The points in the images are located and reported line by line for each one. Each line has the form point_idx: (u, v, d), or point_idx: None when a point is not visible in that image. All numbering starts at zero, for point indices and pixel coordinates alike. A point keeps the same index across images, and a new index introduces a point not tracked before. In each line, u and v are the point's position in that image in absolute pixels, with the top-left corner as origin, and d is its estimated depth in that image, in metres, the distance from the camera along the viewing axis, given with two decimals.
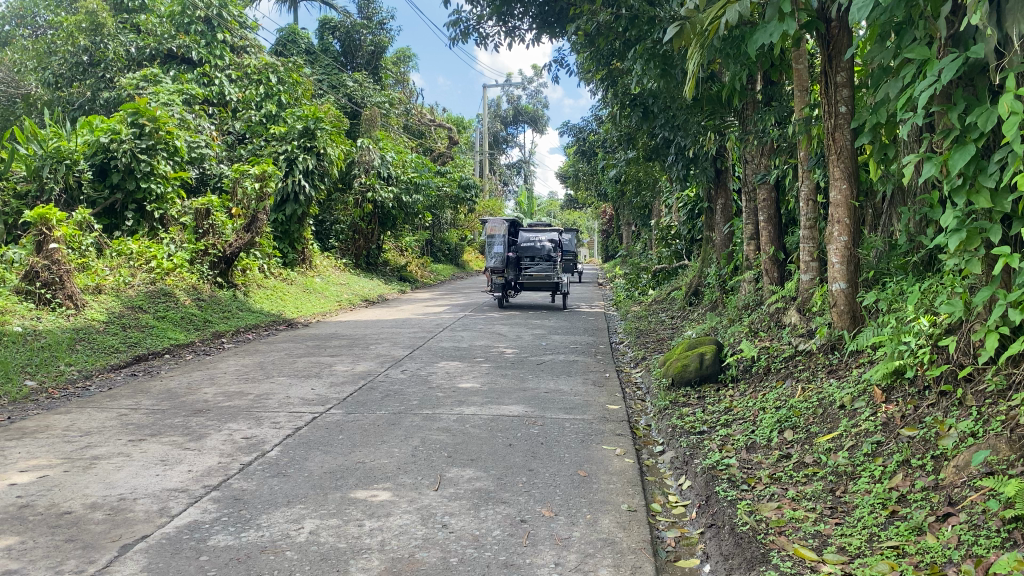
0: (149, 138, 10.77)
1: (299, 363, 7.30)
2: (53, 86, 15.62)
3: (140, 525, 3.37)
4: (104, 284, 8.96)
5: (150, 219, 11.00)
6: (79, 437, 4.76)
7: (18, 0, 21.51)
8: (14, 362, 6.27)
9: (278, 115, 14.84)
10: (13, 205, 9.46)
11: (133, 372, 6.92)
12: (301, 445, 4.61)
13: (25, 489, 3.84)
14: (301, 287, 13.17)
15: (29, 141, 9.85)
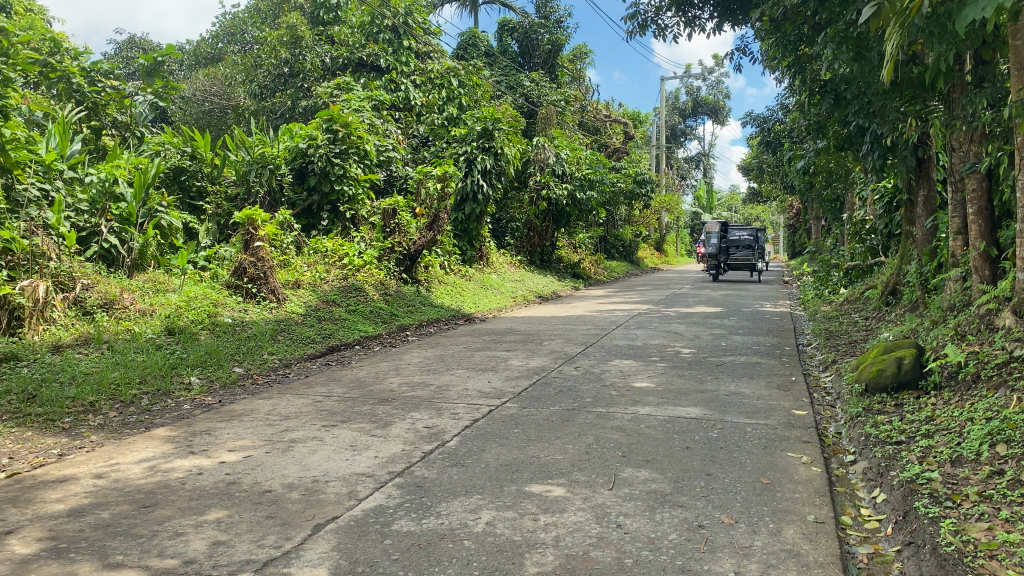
0: (342, 142, 11.44)
1: (477, 357, 7.47)
2: (259, 96, 17.02)
3: (330, 506, 3.56)
4: (303, 279, 9.68)
5: (343, 219, 11.67)
6: (280, 421, 5.12)
7: (229, 19, 23.63)
8: (225, 349, 6.86)
9: (459, 117, 15.30)
10: (225, 207, 10.52)
11: (327, 362, 7.35)
12: (479, 436, 4.71)
13: (233, 466, 4.17)
14: (479, 284, 13.51)
15: (239, 149, 10.96)
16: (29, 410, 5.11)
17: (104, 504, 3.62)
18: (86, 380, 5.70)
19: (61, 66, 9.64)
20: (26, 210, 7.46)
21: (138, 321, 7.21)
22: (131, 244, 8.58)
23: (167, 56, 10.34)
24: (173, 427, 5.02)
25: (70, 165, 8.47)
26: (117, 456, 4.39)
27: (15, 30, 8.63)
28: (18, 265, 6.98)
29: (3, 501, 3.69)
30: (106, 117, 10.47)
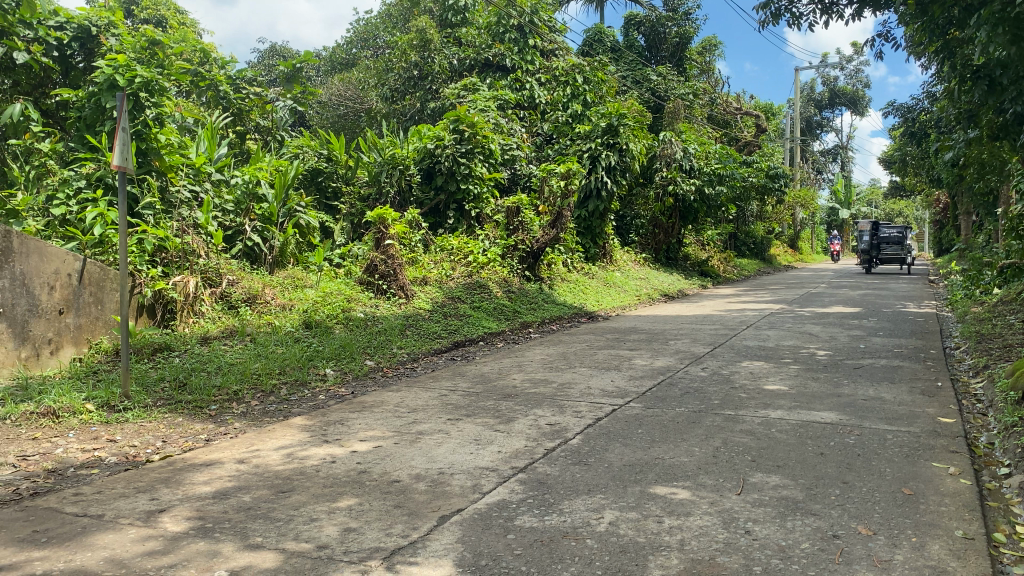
0: (468, 142, 11.63)
1: (601, 355, 7.43)
2: (390, 99, 17.56)
3: (455, 498, 3.62)
4: (429, 276, 9.94)
5: (468, 218, 11.85)
6: (407, 413, 5.25)
7: (363, 25, 24.50)
8: (357, 343, 7.11)
9: (584, 114, 15.21)
10: (358, 207, 10.93)
11: (452, 357, 7.49)
12: (602, 435, 4.67)
13: (364, 456, 4.32)
14: (603, 281, 13.43)
15: (371, 150, 11.34)
16: (181, 397, 5.49)
17: (245, 487, 3.82)
18: (230, 370, 6.06)
19: (210, 74, 10.30)
20: (179, 211, 7.98)
21: (278, 315, 7.63)
22: (272, 242, 9.07)
23: (305, 61, 10.79)
24: (308, 416, 5.25)
25: (218, 168, 8.98)
26: (258, 442, 4.62)
27: (170, 42, 9.24)
28: (171, 262, 7.49)
29: (157, 481, 3.96)
30: (250, 122, 11.05)
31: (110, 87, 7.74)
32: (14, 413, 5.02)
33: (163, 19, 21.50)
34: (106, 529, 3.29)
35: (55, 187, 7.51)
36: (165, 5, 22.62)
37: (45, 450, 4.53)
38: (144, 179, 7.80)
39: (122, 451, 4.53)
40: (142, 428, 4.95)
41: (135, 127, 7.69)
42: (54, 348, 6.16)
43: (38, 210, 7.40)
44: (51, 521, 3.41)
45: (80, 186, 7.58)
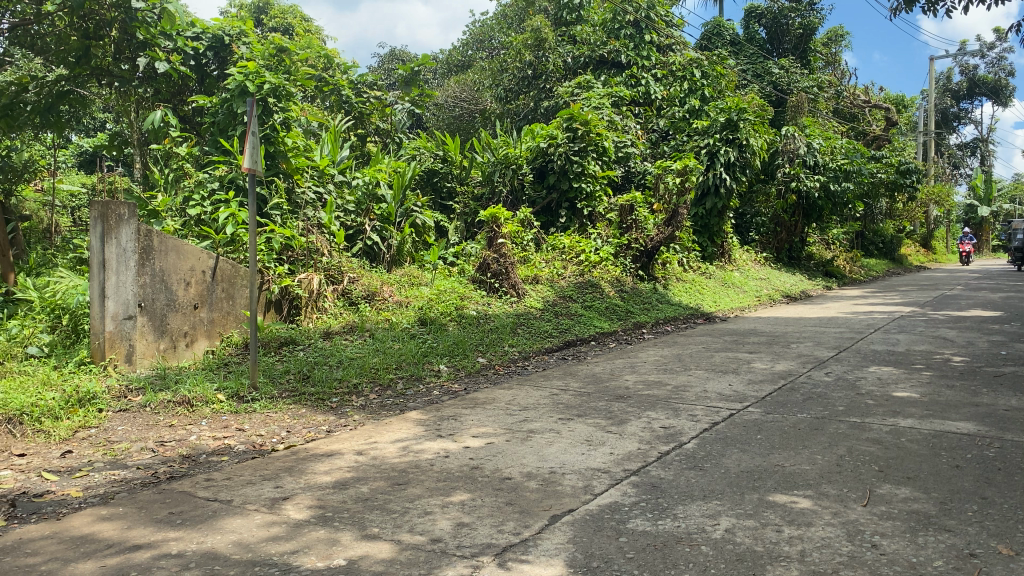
0: (581, 140, 11.58)
1: (717, 357, 7.23)
2: (505, 99, 17.73)
3: (567, 499, 3.60)
4: (541, 275, 9.96)
5: (581, 216, 11.75)
6: (519, 411, 5.27)
7: (479, 26, 24.86)
8: (470, 340, 7.19)
9: (702, 109, 14.84)
10: (471, 206, 11.17)
11: (564, 356, 7.45)
12: (718, 440, 4.55)
13: (476, 452, 4.36)
14: (720, 282, 13.06)
15: (485, 151, 11.55)
16: (304, 389, 5.72)
17: (363, 479, 3.93)
18: (350, 364, 6.25)
19: (333, 79, 10.70)
20: (304, 211, 8.31)
21: (395, 311, 7.83)
22: (390, 241, 9.33)
23: (423, 65, 11.00)
24: (423, 411, 5.35)
25: (340, 169, 9.28)
26: (375, 435, 4.75)
27: (296, 49, 9.62)
28: (296, 260, 7.81)
29: (281, 469, 4.13)
30: (370, 125, 11.40)
31: (241, 93, 8.12)
32: (153, 401, 5.37)
33: (290, 27, 22.47)
34: (234, 514, 3.45)
35: (191, 189, 7.97)
36: (292, 13, 23.64)
37: (181, 436, 4.81)
38: (272, 181, 8.15)
39: (250, 439, 4.75)
40: (268, 418, 5.18)
41: (264, 131, 8.08)
42: (189, 341, 6.54)
43: (177, 210, 7.86)
44: (185, 503, 3.61)
45: (213, 188, 8.02)
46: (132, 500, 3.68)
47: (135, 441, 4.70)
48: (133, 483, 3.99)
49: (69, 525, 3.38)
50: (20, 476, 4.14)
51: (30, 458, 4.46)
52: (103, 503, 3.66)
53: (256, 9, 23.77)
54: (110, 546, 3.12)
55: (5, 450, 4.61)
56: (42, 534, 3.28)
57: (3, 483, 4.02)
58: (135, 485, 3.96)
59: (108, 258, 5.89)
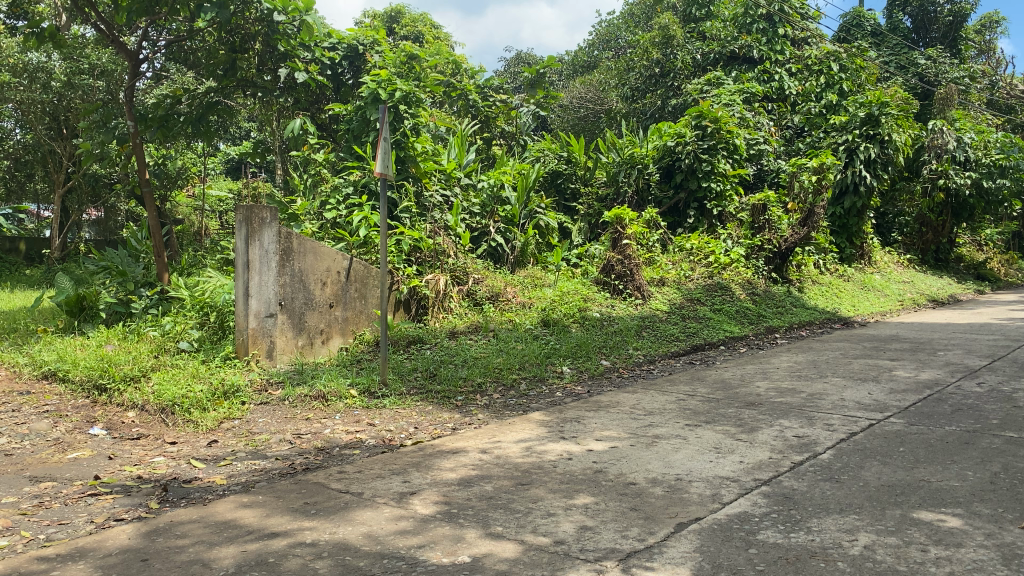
0: (711, 138, 11.27)
1: (856, 364, 6.88)
2: (631, 99, 17.57)
3: (694, 507, 3.50)
4: (667, 277, 9.79)
5: (710, 217, 11.49)
6: (644, 416, 5.19)
7: (605, 26, 24.76)
8: (594, 342, 7.13)
9: (840, 104, 14.18)
10: (596, 207, 11.14)
11: (691, 360, 7.24)
12: (856, 451, 4.31)
13: (600, 455, 4.32)
14: (859, 285, 12.42)
15: (610, 151, 11.49)
16: (431, 387, 5.84)
17: (488, 477, 3.97)
18: (475, 363, 6.34)
19: (461, 85, 10.84)
20: (432, 214, 8.48)
21: (519, 312, 7.89)
22: (514, 243, 9.42)
23: (549, 67, 11.01)
24: (547, 412, 5.35)
25: (466, 172, 9.45)
26: (500, 434, 4.78)
27: (426, 56, 9.84)
28: (424, 261, 7.99)
29: (409, 465, 4.23)
30: (496, 128, 11.54)
31: (374, 101, 8.44)
32: (291, 395, 5.63)
33: (421, 34, 23.11)
34: (364, 506, 3.55)
35: (327, 194, 8.34)
36: (422, 21, 24.30)
37: (316, 430, 5.01)
38: (402, 185, 8.43)
39: (380, 434, 4.89)
40: (397, 414, 5.32)
41: (395, 137, 8.34)
42: (324, 338, 6.82)
43: (314, 214, 8.21)
44: (318, 494, 3.75)
45: (348, 193, 8.33)
46: (271, 489, 3.86)
47: (274, 433, 4.93)
48: (272, 472, 4.19)
49: (214, 510, 3.58)
50: (171, 462, 4.43)
51: (180, 446, 4.77)
52: (244, 491, 3.86)
53: (389, 19, 24.58)
54: (251, 532, 3.28)
55: (159, 438, 4.94)
56: (190, 517, 3.49)
57: (156, 468, 4.31)
58: (274, 475, 4.15)
59: (252, 258, 6.18)
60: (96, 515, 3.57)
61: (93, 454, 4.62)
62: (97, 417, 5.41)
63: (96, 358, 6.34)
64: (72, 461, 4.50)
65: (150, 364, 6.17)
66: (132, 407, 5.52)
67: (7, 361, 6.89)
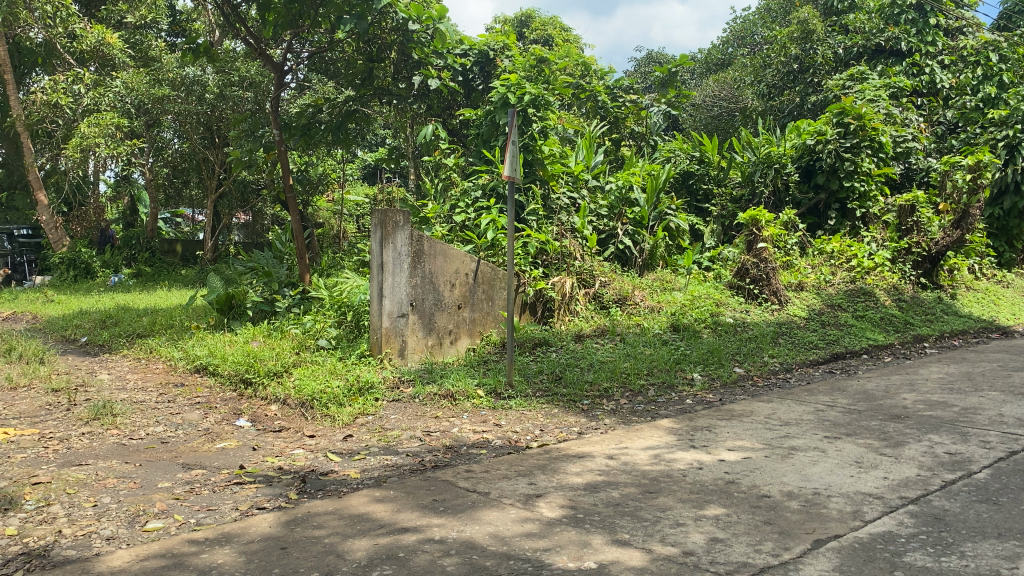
0: (853, 136, 10.69)
1: (1016, 378, 6.34)
2: (767, 96, 17.00)
3: (833, 523, 3.32)
4: (806, 282, 9.40)
5: (852, 218, 10.93)
6: (780, 426, 4.98)
7: (740, 23, 24.09)
8: (726, 349, 6.91)
9: (1000, 96, 13.13)
10: (729, 209, 10.86)
11: (831, 369, 6.88)
12: (1017, 472, 3.97)
13: (732, 466, 4.17)
14: (1020, 291, 11.49)
15: (745, 150, 11.20)
16: (557, 390, 5.83)
17: (614, 483, 3.91)
18: (602, 367, 6.29)
19: (590, 86, 10.78)
20: (558, 216, 8.49)
21: (648, 316, 7.77)
22: (642, 245, 9.28)
23: (681, 66, 10.77)
24: (676, 419, 5.22)
25: (594, 174, 9.41)
26: (627, 440, 4.71)
27: (555, 58, 9.84)
28: (551, 264, 8.01)
29: (535, 467, 4.23)
30: (626, 129, 11.49)
31: (503, 105, 8.48)
32: (421, 393, 5.76)
33: (551, 38, 23.25)
34: (491, 506, 3.58)
35: (458, 198, 8.53)
36: (553, 24, 24.40)
37: (444, 428, 5.10)
38: (530, 187, 8.42)
39: (507, 435, 4.92)
40: (523, 416, 5.34)
41: (522, 140, 8.35)
42: (453, 338, 6.95)
43: (444, 217, 8.37)
44: (446, 492, 3.81)
45: (477, 196, 8.47)
46: (402, 485, 3.96)
47: (405, 429, 5.06)
48: (402, 468, 4.29)
49: (348, 503, 3.70)
50: (309, 455, 4.62)
51: (318, 439, 4.96)
52: (376, 485, 3.97)
53: (519, 24, 24.88)
54: (382, 526, 3.37)
55: (298, 431, 5.17)
56: (326, 509, 3.62)
57: (296, 460, 4.51)
58: (404, 471, 4.25)
59: (386, 260, 6.36)
60: (240, 503, 3.76)
61: (238, 445, 4.88)
62: (243, 410, 5.72)
63: (243, 354, 6.72)
64: (220, 451, 4.77)
65: (292, 360, 6.47)
66: (275, 401, 5.81)
67: (165, 355, 7.39)
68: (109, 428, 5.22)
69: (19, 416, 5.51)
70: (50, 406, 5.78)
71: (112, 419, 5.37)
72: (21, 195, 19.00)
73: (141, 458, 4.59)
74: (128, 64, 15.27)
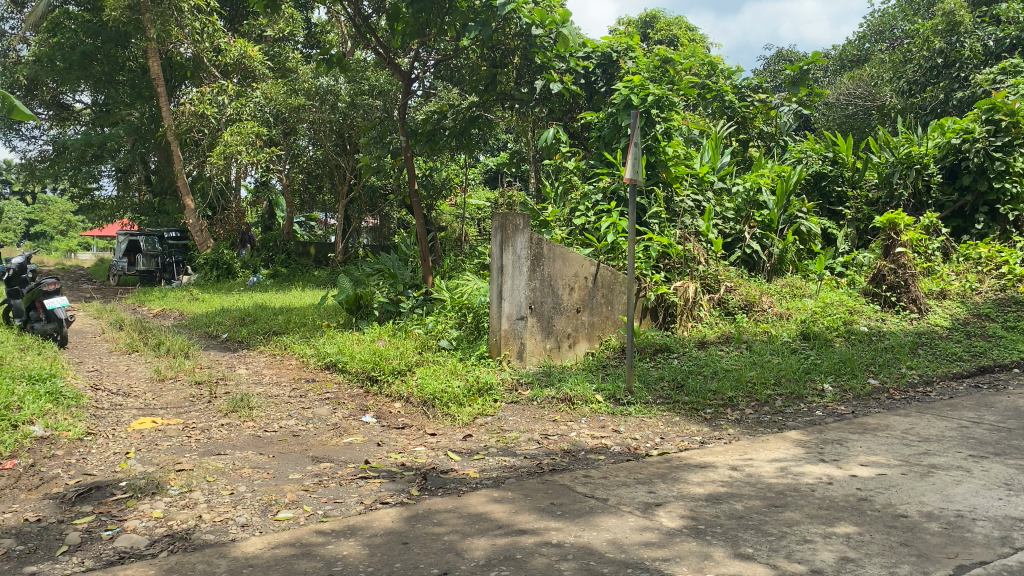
0: (1006, 133, 9.95)
1: None
2: (907, 93, 16.13)
3: (978, 549, 3.09)
4: (949, 289, 8.86)
5: (1004, 222, 10.06)
6: (918, 443, 4.69)
7: (879, 17, 22.99)
8: (860, 359, 6.58)
9: None
10: (865, 211, 10.32)
11: (977, 383, 6.38)
12: None
13: (865, 482, 3.96)
14: None
15: (883, 149, 10.67)
16: (678, 397, 5.72)
17: (737, 495, 3.79)
18: (726, 375, 6.11)
19: (716, 86, 10.49)
20: (682, 219, 8.34)
21: (775, 323, 7.51)
22: (771, 249, 8.98)
23: (814, 63, 10.33)
24: (805, 431, 5.01)
25: (720, 176, 9.17)
26: (752, 451, 4.56)
27: (680, 58, 9.66)
28: (673, 268, 7.86)
29: (655, 476, 4.15)
30: (754, 129, 11.19)
31: (625, 107, 8.35)
32: (539, 396, 5.79)
33: (676, 38, 22.87)
34: (609, 513, 3.54)
35: (578, 200, 8.49)
36: (678, 24, 24.06)
37: (563, 432, 5.10)
38: (652, 190, 8.30)
39: (626, 441, 4.86)
40: (643, 422, 5.26)
41: (646, 142, 8.24)
42: (571, 342, 6.94)
43: (564, 220, 8.43)
44: (565, 496, 3.80)
45: (597, 199, 8.38)
46: (519, 487, 3.98)
47: (523, 431, 5.09)
48: (521, 470, 4.31)
49: (468, 502, 3.74)
50: (430, 453, 4.71)
51: (439, 438, 5.06)
52: (495, 486, 4.01)
53: (643, 25, 24.68)
54: (500, 526, 3.39)
55: (421, 428, 5.30)
56: (446, 507, 3.68)
57: (418, 457, 4.61)
58: (523, 473, 4.27)
59: (506, 263, 6.46)
60: (365, 497, 3.88)
61: (364, 440, 5.04)
62: (369, 406, 5.91)
63: (369, 352, 6.96)
64: (347, 445, 4.94)
65: (415, 359, 6.64)
66: (398, 398, 5.97)
67: (298, 352, 7.73)
68: (246, 420, 5.51)
69: (167, 406, 5.91)
70: (194, 398, 6.16)
71: (248, 411, 5.66)
72: (171, 200, 20.34)
73: (274, 449, 4.81)
74: (268, 76, 16.07)
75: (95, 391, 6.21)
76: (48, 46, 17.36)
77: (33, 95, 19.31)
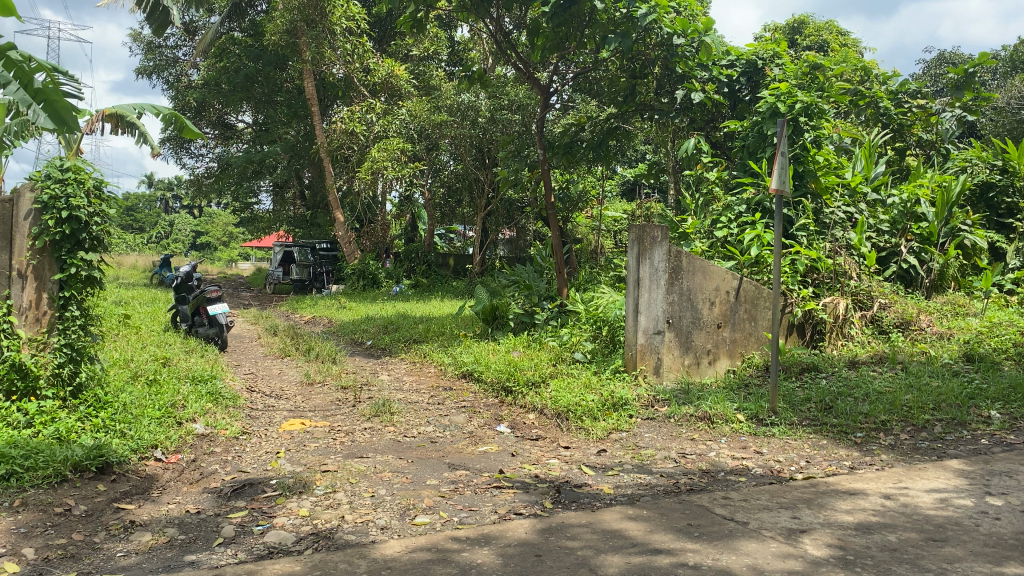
0: None
1: None
2: None
3: None
4: None
5: None
6: None
7: None
8: None
9: None
10: None
11: None
12: None
13: None
14: None
15: None
16: (826, 419, 5.44)
17: (892, 526, 3.55)
18: (879, 399, 5.74)
19: (869, 91, 9.98)
20: (832, 232, 7.94)
21: (935, 344, 7.01)
22: (930, 264, 8.41)
23: (980, 65, 9.63)
24: (968, 461, 4.63)
25: (874, 187, 8.67)
26: (907, 480, 4.26)
27: (830, 64, 9.08)
28: (822, 283, 7.51)
29: (800, 501, 3.95)
30: (912, 136, 10.51)
31: (772, 115, 8.00)
32: (677, 413, 5.66)
33: (826, 43, 21.97)
34: (750, 537, 3.40)
35: (720, 212, 8.27)
36: (829, 29, 23.09)
37: (701, 451, 4.96)
38: (800, 201, 7.95)
39: (768, 464, 4.67)
40: (788, 445, 5.04)
41: (794, 151, 7.92)
42: (712, 359, 6.71)
43: (704, 232, 8.25)
44: (703, 518, 3.68)
45: (740, 211, 8.14)
46: (655, 505, 3.89)
47: (660, 449, 4.99)
48: (657, 489, 4.22)
49: (602, 518, 3.70)
50: (564, 466, 4.70)
51: (573, 451, 5.04)
52: (630, 503, 3.94)
53: (790, 31, 23.86)
54: (635, 545, 3.33)
55: (555, 441, 5.30)
56: (580, 521, 3.65)
57: (551, 470, 4.61)
58: (658, 491, 4.18)
59: (642, 275, 6.41)
60: (499, 507, 3.90)
61: (498, 449, 5.10)
62: (504, 416, 5.97)
63: (504, 362, 7.03)
64: (482, 454, 5.00)
65: (549, 371, 6.65)
66: (533, 409, 6.00)
67: (436, 360, 7.93)
68: (387, 425, 5.69)
69: (315, 409, 6.19)
70: (340, 402, 6.43)
71: (389, 417, 5.84)
72: (322, 213, 21.39)
73: (413, 454, 4.95)
74: (412, 94, 16.67)
75: (251, 393, 6.60)
76: (215, 70, 18.74)
77: (202, 116, 20.87)
